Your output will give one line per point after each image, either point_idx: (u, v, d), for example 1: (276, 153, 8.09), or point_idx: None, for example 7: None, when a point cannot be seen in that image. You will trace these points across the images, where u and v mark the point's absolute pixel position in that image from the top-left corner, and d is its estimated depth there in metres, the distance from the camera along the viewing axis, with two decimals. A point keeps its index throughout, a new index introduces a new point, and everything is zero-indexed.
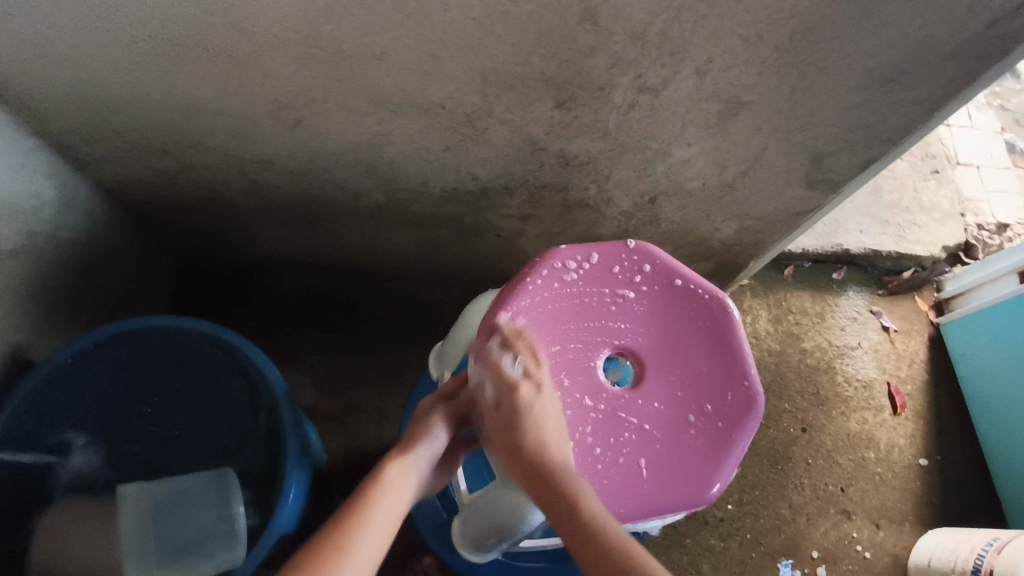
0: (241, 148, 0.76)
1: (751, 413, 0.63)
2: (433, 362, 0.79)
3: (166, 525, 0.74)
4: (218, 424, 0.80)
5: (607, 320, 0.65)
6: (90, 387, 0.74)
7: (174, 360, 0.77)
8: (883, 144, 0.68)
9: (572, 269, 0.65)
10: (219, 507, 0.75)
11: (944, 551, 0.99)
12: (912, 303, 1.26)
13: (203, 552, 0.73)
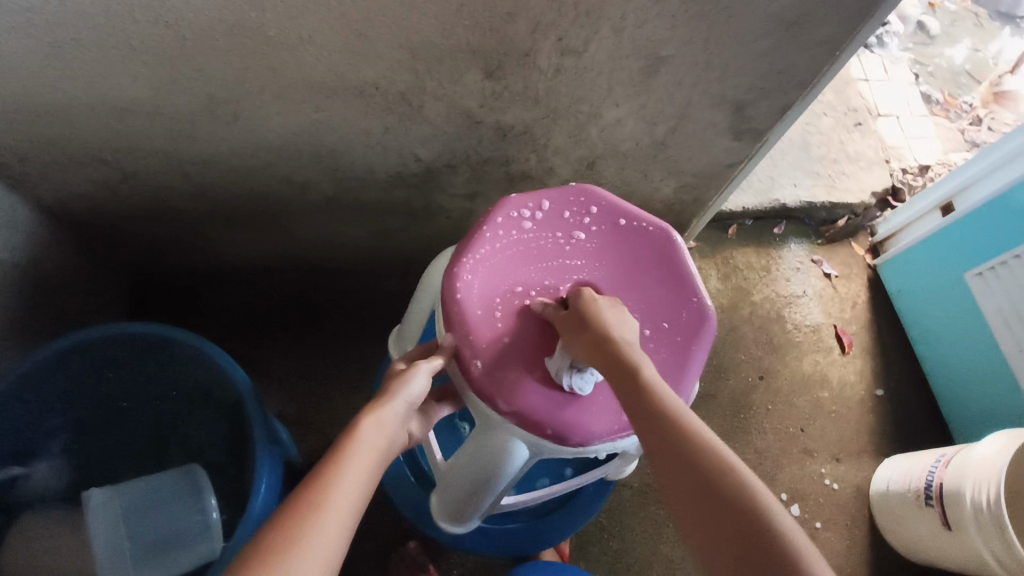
0: (181, 150, 0.76)
1: (706, 325, 0.67)
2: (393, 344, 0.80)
3: (138, 523, 0.69)
4: (193, 427, 0.81)
5: (563, 260, 0.68)
6: (55, 400, 0.73)
7: (141, 368, 0.77)
8: (796, 88, 0.73)
9: (526, 217, 0.69)
10: (196, 501, 0.71)
11: (899, 474, 1.06)
12: (849, 249, 1.33)
13: (180, 548, 0.69)
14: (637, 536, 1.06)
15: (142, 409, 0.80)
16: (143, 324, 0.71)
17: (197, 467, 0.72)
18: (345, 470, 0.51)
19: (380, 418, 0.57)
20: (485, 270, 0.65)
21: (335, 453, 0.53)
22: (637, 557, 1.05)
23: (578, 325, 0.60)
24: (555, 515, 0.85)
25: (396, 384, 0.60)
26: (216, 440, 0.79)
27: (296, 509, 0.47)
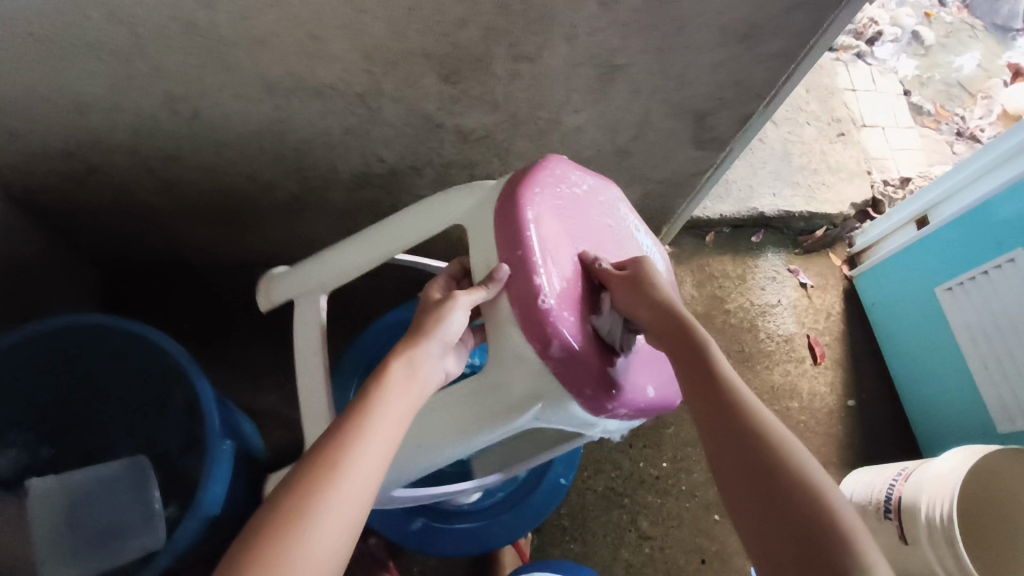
0: (146, 145, 0.77)
1: None
2: (266, 288, 0.77)
3: (80, 515, 0.69)
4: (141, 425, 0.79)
5: (602, 236, 0.66)
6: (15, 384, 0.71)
7: (107, 360, 0.75)
8: (754, 99, 0.73)
9: (576, 179, 0.65)
10: (142, 492, 0.72)
11: (862, 486, 1.06)
12: (826, 260, 1.33)
13: (120, 540, 0.70)
14: (597, 539, 1.06)
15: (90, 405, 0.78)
16: (101, 319, 0.70)
17: (145, 459, 0.74)
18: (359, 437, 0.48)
19: (405, 372, 0.53)
20: (550, 216, 0.59)
21: (352, 412, 0.50)
22: (596, 561, 1.05)
23: (638, 288, 0.59)
24: (504, 517, 0.85)
25: (424, 332, 0.55)
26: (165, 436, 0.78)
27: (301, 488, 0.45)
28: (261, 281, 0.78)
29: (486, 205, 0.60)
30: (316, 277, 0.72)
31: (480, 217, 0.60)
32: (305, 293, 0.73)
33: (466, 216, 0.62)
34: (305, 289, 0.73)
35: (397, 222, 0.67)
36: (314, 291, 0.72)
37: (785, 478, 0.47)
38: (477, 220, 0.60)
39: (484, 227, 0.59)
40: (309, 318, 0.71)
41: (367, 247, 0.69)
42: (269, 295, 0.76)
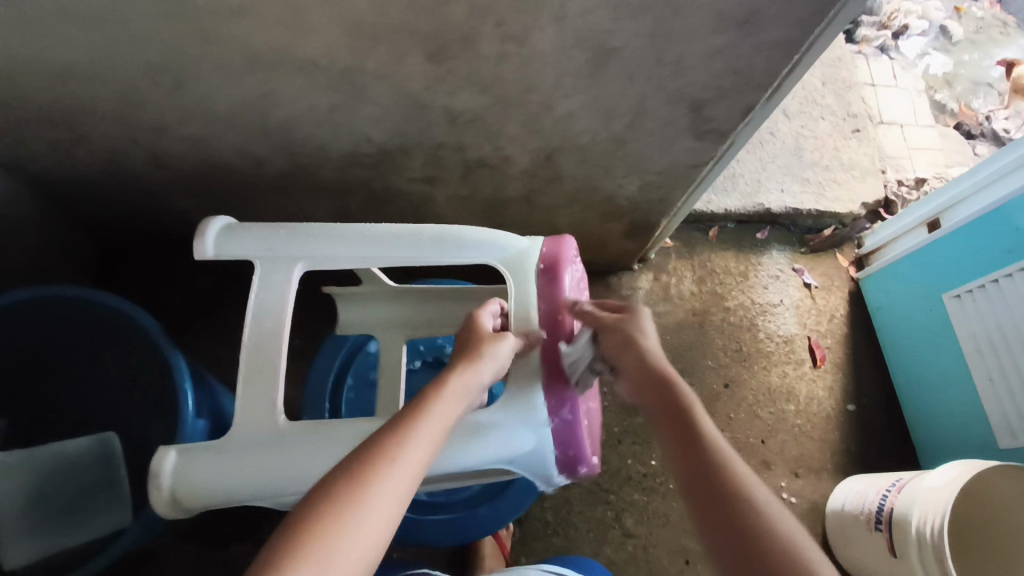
0: (129, 116, 0.75)
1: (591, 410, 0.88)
2: (221, 233, 0.71)
3: (42, 488, 0.69)
4: (104, 407, 0.74)
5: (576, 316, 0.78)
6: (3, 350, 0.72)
7: (90, 344, 0.74)
8: (755, 89, 0.70)
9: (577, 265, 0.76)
10: (109, 472, 0.72)
11: (855, 495, 1.03)
12: (833, 260, 1.29)
13: (81, 516, 0.70)
14: (580, 534, 1.05)
15: (57, 384, 0.75)
16: (84, 292, 0.70)
17: (114, 435, 0.72)
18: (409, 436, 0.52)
19: (455, 388, 0.57)
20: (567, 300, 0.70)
21: (404, 416, 0.54)
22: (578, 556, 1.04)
23: (626, 342, 0.64)
24: (481, 510, 0.83)
25: (476, 353, 0.61)
26: (128, 419, 0.74)
27: (353, 472, 0.48)
28: (215, 221, 0.71)
29: (527, 259, 0.69)
30: (295, 245, 0.69)
31: (522, 268, 0.69)
32: (273, 256, 0.69)
33: (500, 259, 0.69)
34: (275, 252, 0.69)
35: (413, 235, 0.69)
36: (287, 258, 0.69)
37: (744, 504, 0.50)
38: (519, 270, 0.69)
39: (526, 281, 0.69)
40: (277, 286, 0.68)
41: (365, 242, 0.69)
42: (221, 241, 0.70)
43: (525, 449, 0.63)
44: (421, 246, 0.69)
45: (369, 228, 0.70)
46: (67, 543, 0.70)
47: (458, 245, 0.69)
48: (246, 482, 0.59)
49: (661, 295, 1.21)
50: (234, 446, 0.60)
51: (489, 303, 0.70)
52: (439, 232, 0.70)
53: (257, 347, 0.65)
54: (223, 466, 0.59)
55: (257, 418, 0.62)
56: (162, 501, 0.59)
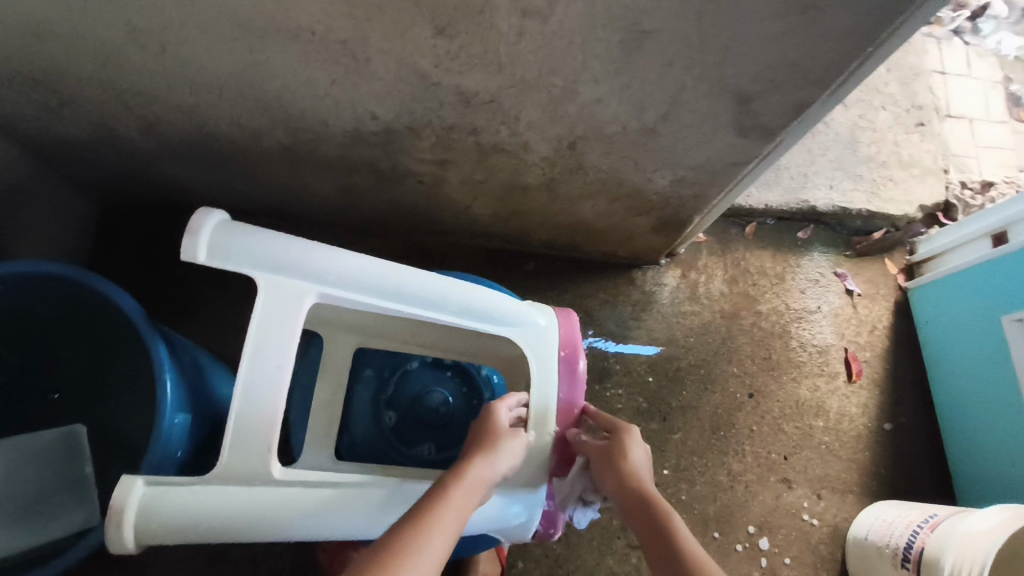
0: (116, 79, 0.69)
1: None
2: (217, 234, 0.57)
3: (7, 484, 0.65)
4: (80, 386, 0.74)
5: None
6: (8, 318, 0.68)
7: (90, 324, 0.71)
8: (813, 84, 0.60)
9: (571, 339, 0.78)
10: (73, 464, 0.69)
11: (881, 524, 0.96)
12: (880, 266, 1.18)
13: (48, 513, 0.67)
14: (582, 542, 1.00)
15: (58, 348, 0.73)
16: (63, 267, 0.64)
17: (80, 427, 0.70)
18: (431, 519, 0.55)
19: (471, 478, 0.61)
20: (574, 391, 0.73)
21: (427, 502, 0.57)
22: (578, 564, 0.99)
23: (606, 466, 0.67)
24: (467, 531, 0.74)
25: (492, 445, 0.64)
26: (102, 406, 0.74)
27: (385, 552, 0.52)
28: (208, 216, 0.57)
29: (549, 341, 0.71)
30: (311, 274, 0.60)
31: (545, 351, 0.70)
32: (284, 281, 0.59)
33: (523, 337, 0.70)
34: (287, 277, 0.59)
35: (444, 295, 0.65)
36: (300, 286, 0.59)
37: None
38: (542, 353, 0.70)
39: (549, 365, 0.70)
40: (285, 317, 0.58)
41: (392, 289, 0.63)
42: (217, 243, 0.57)
43: (515, 523, 0.68)
44: (449, 309, 0.65)
45: (397, 270, 0.63)
46: (25, 544, 0.64)
47: (487, 314, 0.67)
48: (225, 526, 0.56)
49: (689, 294, 1.13)
50: (218, 487, 0.56)
51: (508, 397, 0.71)
52: (468, 295, 0.66)
53: (258, 389, 0.57)
54: (204, 508, 0.55)
55: (246, 461, 0.56)
56: (121, 539, 0.53)
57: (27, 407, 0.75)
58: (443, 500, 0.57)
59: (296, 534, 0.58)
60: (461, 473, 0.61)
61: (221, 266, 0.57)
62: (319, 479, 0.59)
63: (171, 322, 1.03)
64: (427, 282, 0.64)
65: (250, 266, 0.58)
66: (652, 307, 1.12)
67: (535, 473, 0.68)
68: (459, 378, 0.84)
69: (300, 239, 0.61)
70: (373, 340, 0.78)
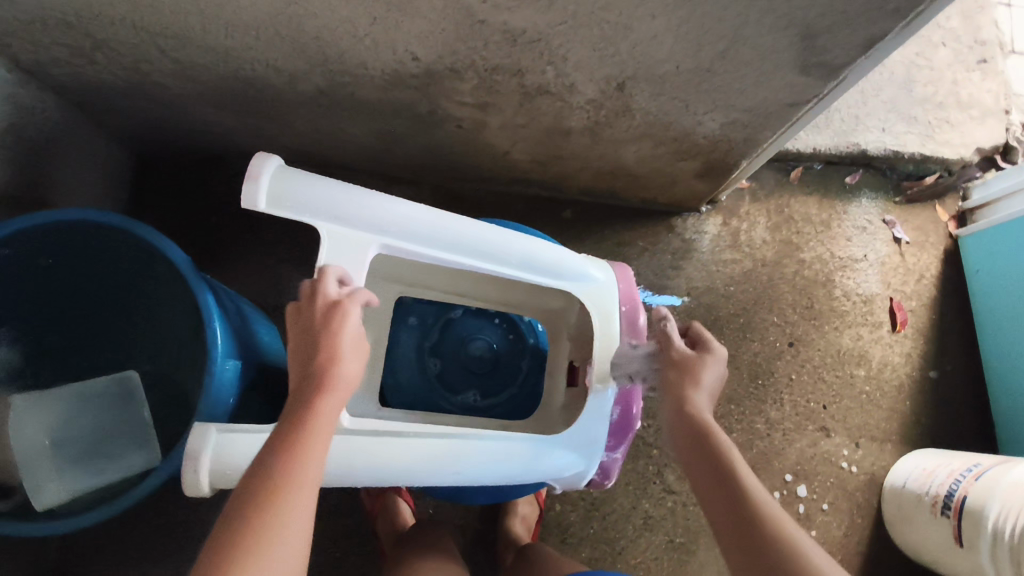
0: (149, 22, 0.66)
1: None
2: (276, 183, 0.59)
3: (66, 429, 0.69)
4: (133, 331, 0.77)
5: None
6: (64, 264, 0.69)
7: (142, 273, 0.71)
8: (888, 16, 0.56)
9: None
10: (127, 409, 0.72)
11: (920, 473, 0.95)
12: (931, 212, 1.14)
13: (110, 453, 0.70)
14: (620, 488, 1.02)
15: (110, 294, 0.74)
16: (110, 218, 0.63)
17: (132, 373, 0.74)
18: (296, 468, 0.49)
19: (329, 404, 0.53)
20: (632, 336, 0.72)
21: (285, 445, 0.50)
22: (614, 507, 1.01)
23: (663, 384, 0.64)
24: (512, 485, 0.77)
25: (340, 364, 0.55)
26: (158, 350, 0.77)
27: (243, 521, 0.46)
28: (267, 163, 0.59)
29: (609, 294, 0.70)
30: (372, 225, 0.61)
31: (604, 304, 0.69)
32: (343, 231, 0.61)
33: (582, 290, 0.69)
34: (346, 226, 0.61)
35: (502, 248, 0.65)
36: (359, 236, 0.61)
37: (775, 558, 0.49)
38: (602, 306, 0.69)
39: (609, 316, 0.69)
40: (347, 266, 0.61)
41: (447, 241, 0.64)
42: (277, 191, 0.59)
43: (569, 473, 0.68)
44: (506, 260, 0.66)
45: (453, 223, 0.64)
46: (92, 483, 0.68)
47: (544, 268, 0.68)
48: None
49: (730, 241, 1.10)
50: None
51: (356, 293, 0.59)
52: (528, 249, 0.67)
53: None
54: None
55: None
56: (198, 483, 0.56)
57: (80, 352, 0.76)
58: (304, 442, 0.50)
59: (366, 479, 0.60)
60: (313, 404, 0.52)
61: (282, 213, 0.59)
62: (383, 429, 0.61)
63: (212, 270, 1.04)
64: (486, 236, 0.65)
65: (310, 214, 0.60)
66: (692, 255, 1.10)
67: (595, 427, 0.68)
68: (503, 326, 0.84)
69: (357, 188, 0.62)
70: (415, 289, 0.78)
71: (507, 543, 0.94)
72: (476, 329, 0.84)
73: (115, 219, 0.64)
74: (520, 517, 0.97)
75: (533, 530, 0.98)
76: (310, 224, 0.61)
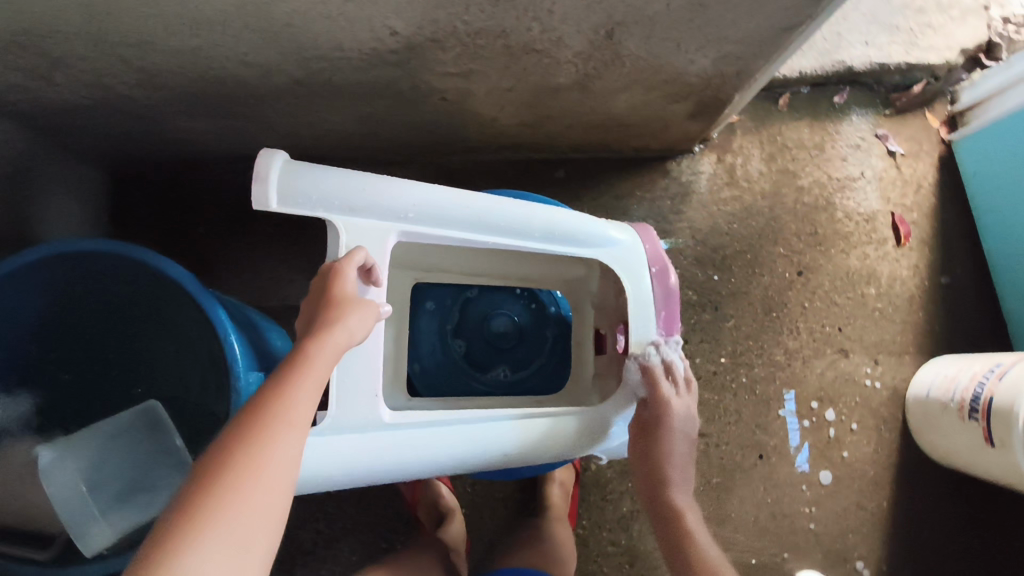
0: (107, 32, 0.62)
1: None
2: (286, 177, 0.57)
3: (99, 472, 0.68)
4: (138, 365, 0.73)
5: None
6: (71, 294, 0.68)
7: (147, 299, 0.69)
8: None
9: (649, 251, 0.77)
10: (155, 438, 0.70)
11: (943, 381, 0.97)
12: (921, 120, 1.13)
13: (149, 485, 0.68)
14: None
15: (114, 323, 0.72)
16: (103, 243, 0.63)
17: (155, 403, 0.70)
18: (285, 401, 0.47)
19: (324, 350, 0.51)
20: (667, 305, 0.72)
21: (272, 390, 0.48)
22: None
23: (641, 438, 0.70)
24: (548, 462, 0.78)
25: (339, 307, 0.54)
26: (166, 379, 0.72)
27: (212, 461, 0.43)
28: (273, 158, 0.56)
29: (637, 256, 0.70)
30: (392, 212, 0.61)
31: (634, 264, 0.70)
32: (362, 221, 0.60)
33: (608, 254, 0.69)
34: (364, 216, 0.60)
35: (526, 221, 0.65)
36: (379, 226, 0.61)
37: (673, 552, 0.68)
38: (629, 266, 0.70)
39: (641, 279, 0.70)
40: (372, 255, 0.60)
41: (468, 221, 0.63)
42: (288, 186, 0.57)
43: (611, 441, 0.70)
44: (528, 232, 0.65)
45: (472, 202, 0.63)
46: (140, 519, 0.67)
47: (569, 234, 0.67)
48: (348, 473, 0.59)
49: (727, 178, 1.09)
50: (331, 438, 0.58)
51: (351, 253, 0.58)
52: (551, 218, 0.66)
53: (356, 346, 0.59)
54: (326, 460, 0.58)
55: (356, 411, 0.59)
56: None
57: (83, 389, 0.73)
58: (296, 378, 0.49)
59: (414, 471, 0.62)
60: (310, 342, 0.51)
61: (295, 209, 0.58)
62: (423, 418, 0.62)
63: (209, 283, 1.01)
64: (511, 211, 0.64)
65: (325, 209, 0.58)
66: (691, 197, 1.09)
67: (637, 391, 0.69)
68: (525, 298, 0.86)
69: (371, 174, 0.60)
70: (432, 274, 0.79)
71: (544, 511, 0.96)
72: (498, 303, 0.85)
73: (120, 243, 0.63)
74: (556, 482, 0.98)
75: (570, 494, 1.00)
76: (324, 218, 0.59)
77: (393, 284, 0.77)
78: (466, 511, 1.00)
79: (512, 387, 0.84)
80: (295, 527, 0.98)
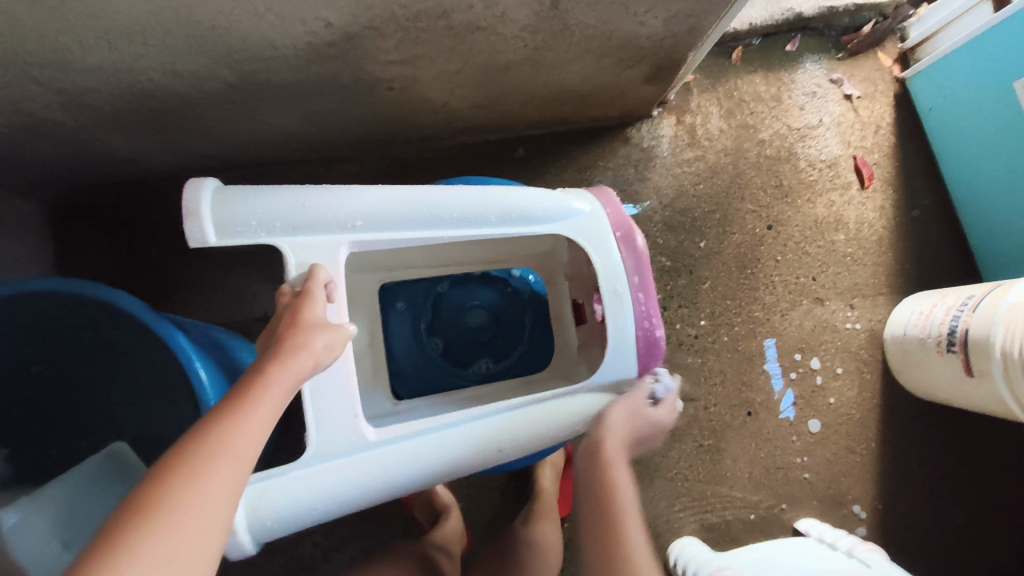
0: (18, 54, 0.57)
1: None
2: (219, 206, 0.55)
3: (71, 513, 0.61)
4: (101, 405, 0.69)
5: None
6: (37, 337, 0.66)
7: (106, 333, 0.67)
8: None
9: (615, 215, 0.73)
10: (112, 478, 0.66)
11: (919, 317, 0.98)
12: (874, 61, 1.12)
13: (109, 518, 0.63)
14: None
15: (70, 360, 0.68)
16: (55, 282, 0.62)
17: (121, 445, 0.68)
18: (238, 430, 0.46)
19: (288, 373, 0.50)
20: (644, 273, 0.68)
21: (230, 409, 0.47)
22: None
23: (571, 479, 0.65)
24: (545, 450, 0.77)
25: (305, 333, 0.52)
26: (133, 414, 0.69)
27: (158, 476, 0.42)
28: (201, 190, 0.55)
29: (599, 226, 0.67)
30: (338, 224, 0.58)
31: (596, 237, 0.67)
32: (308, 238, 0.58)
33: (568, 228, 0.67)
34: (309, 233, 0.58)
35: (479, 208, 0.63)
36: (328, 240, 0.59)
37: None
38: (592, 237, 0.67)
39: (606, 248, 0.67)
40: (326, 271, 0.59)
41: (420, 218, 0.61)
42: (224, 216, 0.55)
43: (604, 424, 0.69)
44: (484, 219, 0.63)
45: (420, 197, 0.61)
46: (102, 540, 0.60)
47: (527, 216, 0.65)
48: (341, 498, 0.57)
49: (688, 139, 1.08)
50: (319, 465, 0.57)
51: (311, 272, 0.57)
52: (505, 200, 0.64)
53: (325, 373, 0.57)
54: (315, 489, 0.56)
55: (335, 434, 0.57)
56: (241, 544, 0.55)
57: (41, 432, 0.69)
58: (253, 400, 0.48)
59: (405, 481, 0.60)
60: (271, 370, 0.50)
61: (237, 238, 0.56)
62: (409, 428, 0.60)
63: (170, 305, 0.97)
64: (462, 201, 0.62)
65: (268, 233, 0.56)
66: (655, 162, 1.07)
67: (624, 365, 0.67)
68: (496, 283, 0.84)
69: (309, 188, 0.58)
70: (397, 273, 0.77)
71: (537, 497, 0.95)
72: (471, 294, 0.84)
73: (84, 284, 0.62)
74: (549, 463, 0.98)
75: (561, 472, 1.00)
76: (270, 243, 0.57)
77: (362, 289, 0.76)
78: (464, 504, 0.99)
79: (495, 376, 0.83)
80: (292, 543, 0.96)
